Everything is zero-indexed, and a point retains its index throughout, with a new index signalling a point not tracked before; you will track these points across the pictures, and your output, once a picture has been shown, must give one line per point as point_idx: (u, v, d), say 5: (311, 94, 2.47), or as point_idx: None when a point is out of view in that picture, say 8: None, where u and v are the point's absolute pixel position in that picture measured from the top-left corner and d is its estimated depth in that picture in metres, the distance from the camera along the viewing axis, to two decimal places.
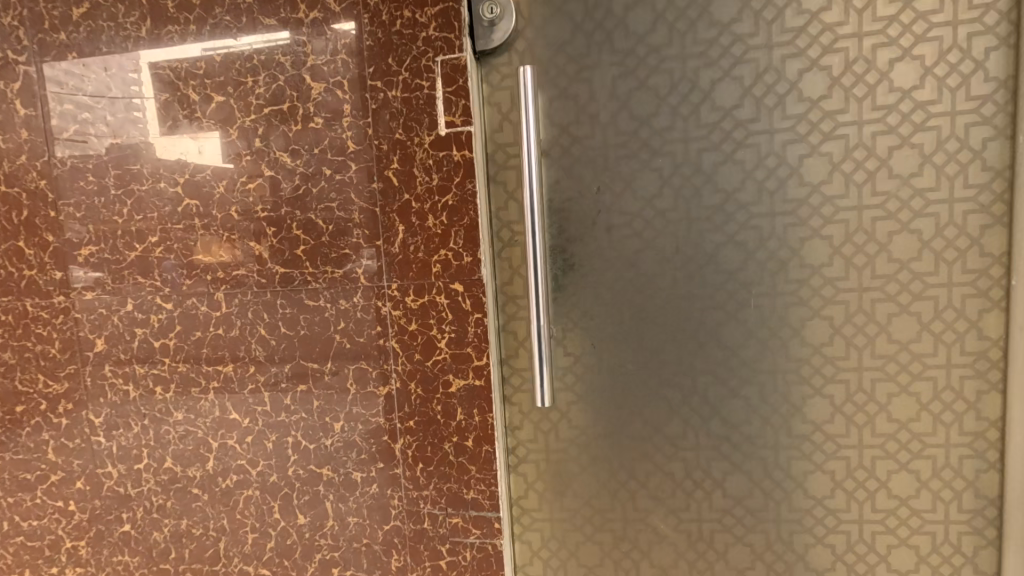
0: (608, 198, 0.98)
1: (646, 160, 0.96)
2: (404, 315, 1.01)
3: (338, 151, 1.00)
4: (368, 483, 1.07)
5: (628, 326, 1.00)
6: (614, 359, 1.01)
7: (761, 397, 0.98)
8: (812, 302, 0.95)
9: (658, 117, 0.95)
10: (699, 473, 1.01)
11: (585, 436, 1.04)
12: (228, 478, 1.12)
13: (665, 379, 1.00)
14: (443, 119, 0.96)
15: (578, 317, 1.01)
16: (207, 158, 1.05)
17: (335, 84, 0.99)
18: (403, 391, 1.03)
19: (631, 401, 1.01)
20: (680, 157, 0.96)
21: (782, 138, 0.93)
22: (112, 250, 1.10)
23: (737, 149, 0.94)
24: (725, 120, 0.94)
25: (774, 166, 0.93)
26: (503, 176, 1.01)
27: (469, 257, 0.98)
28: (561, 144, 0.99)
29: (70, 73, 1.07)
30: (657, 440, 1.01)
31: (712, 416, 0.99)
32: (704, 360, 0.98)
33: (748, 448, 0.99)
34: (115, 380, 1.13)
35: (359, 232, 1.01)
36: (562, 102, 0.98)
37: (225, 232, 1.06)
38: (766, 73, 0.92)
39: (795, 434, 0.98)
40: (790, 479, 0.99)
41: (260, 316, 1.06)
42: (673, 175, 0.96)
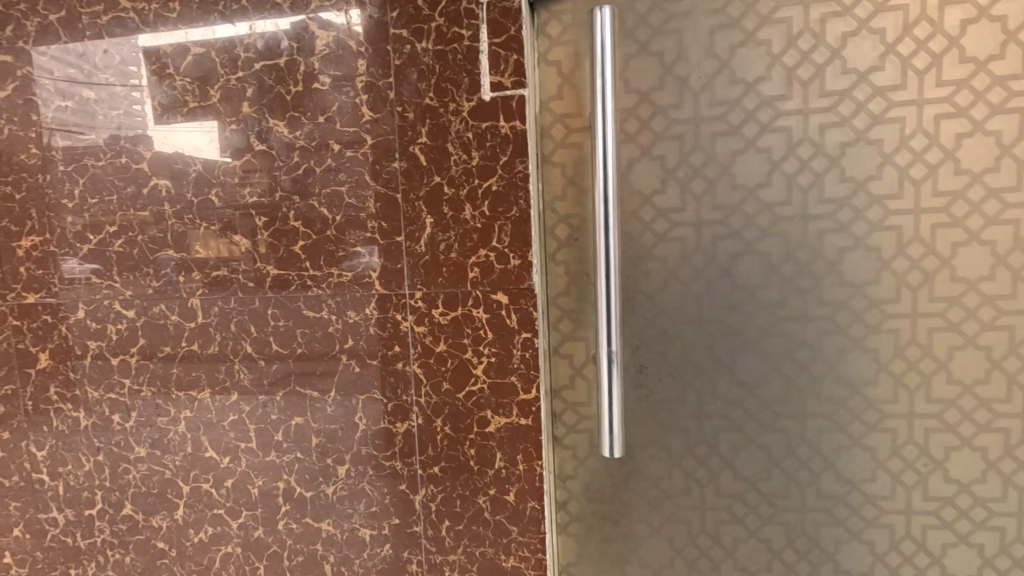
0: (698, 188, 0.76)
1: (750, 139, 0.74)
2: (430, 333, 0.79)
3: (349, 120, 0.78)
4: (378, 544, 0.84)
5: (718, 352, 0.78)
6: (698, 394, 0.79)
7: (890, 448, 0.76)
8: (964, 327, 0.73)
9: (769, 82, 0.73)
10: (803, 542, 0.79)
11: (657, 491, 0.81)
12: (202, 531, 0.89)
13: (764, 421, 0.78)
14: (488, 80, 0.74)
15: (654, 339, 0.79)
16: (182, 136, 0.82)
17: (347, 33, 0.76)
18: (426, 429, 0.81)
19: (719, 447, 0.79)
20: (795, 135, 0.73)
21: (935, 111, 0.70)
22: (60, 242, 0.87)
23: (873, 125, 0.71)
24: (859, 86, 0.71)
25: (923, 149, 0.71)
26: (560, 155, 0.78)
27: (517, 260, 0.76)
28: (637, 116, 0.77)
29: (9, 14, 0.84)
30: (751, 499, 0.80)
31: (824, 469, 0.78)
32: (817, 399, 0.77)
33: (869, 512, 0.77)
34: (62, 405, 0.90)
35: (375, 226, 0.79)
36: (640, 61, 0.75)
37: (202, 221, 0.83)
38: (916, 24, 0.69)
39: (933, 496, 0.76)
40: (923, 553, 0.77)
41: (245, 330, 0.84)
42: (785, 158, 0.74)
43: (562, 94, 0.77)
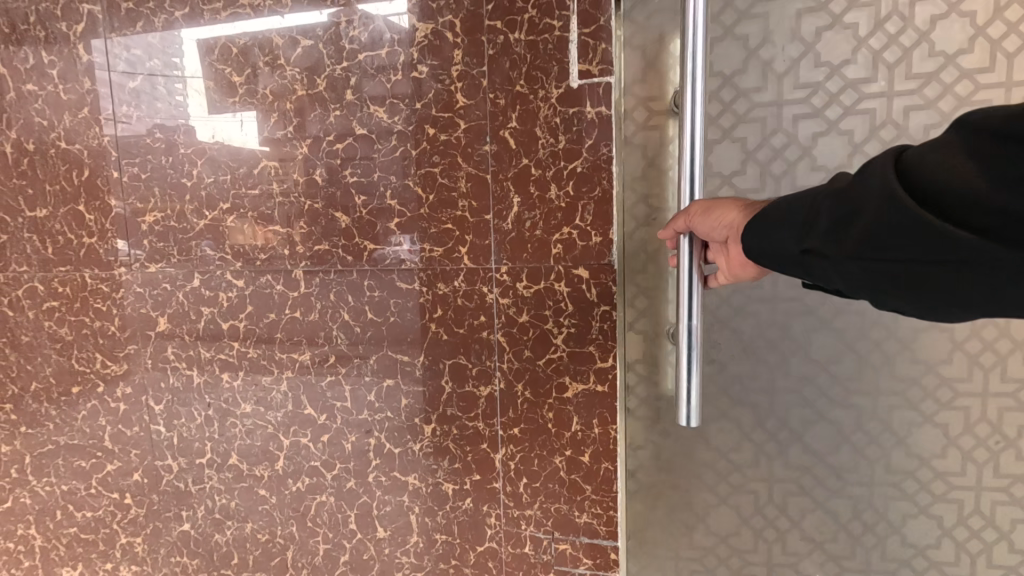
0: (778, 169, 0.78)
1: (832, 122, 0.75)
2: (514, 305, 0.86)
3: (445, 107, 0.84)
4: (460, 498, 0.92)
5: (792, 328, 0.80)
6: (771, 370, 0.81)
7: (962, 426, 0.75)
8: None
9: (854, 65, 0.74)
10: (870, 515, 0.80)
11: (726, 462, 0.84)
12: (300, 481, 0.99)
13: (836, 398, 0.79)
14: (577, 68, 0.79)
15: (729, 316, 0.82)
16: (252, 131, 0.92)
17: (445, 25, 0.83)
18: (507, 393, 0.88)
19: (789, 423, 0.81)
20: (879, 117, 0.74)
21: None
22: (180, 219, 0.97)
23: (959, 108, 0.71)
24: (947, 68, 0.71)
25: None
26: (640, 137, 0.79)
27: (599, 237, 0.81)
28: (719, 100, 0.80)
29: (140, 12, 0.94)
30: (819, 472, 0.81)
31: (894, 445, 0.78)
32: (890, 377, 0.77)
33: (939, 488, 0.77)
34: (178, 364, 1.01)
35: (465, 204, 0.85)
36: (725, 45, 0.79)
37: (307, 200, 0.91)
38: (1009, 6, 0.68)
39: (1005, 474, 0.75)
40: (991, 528, 0.77)
41: (344, 300, 0.92)
42: (869, 140, 0.74)
43: (645, 75, 0.77)
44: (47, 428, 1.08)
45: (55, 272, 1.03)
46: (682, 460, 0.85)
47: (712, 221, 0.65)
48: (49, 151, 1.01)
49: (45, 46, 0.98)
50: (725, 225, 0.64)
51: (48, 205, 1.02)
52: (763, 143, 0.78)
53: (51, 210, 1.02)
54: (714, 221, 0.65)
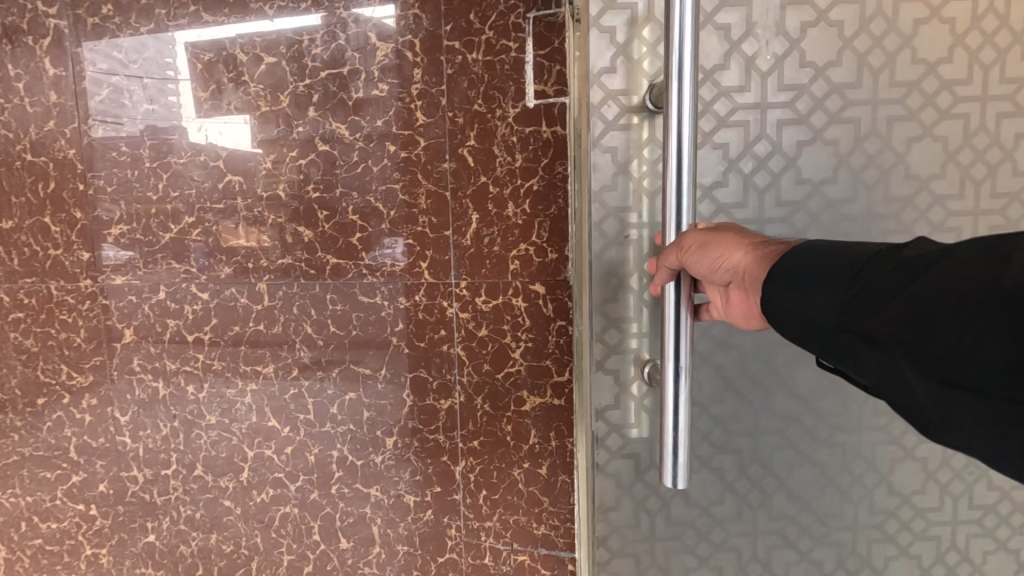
0: (761, 181, 0.70)
1: (819, 130, 0.69)
2: (473, 319, 0.87)
3: (405, 124, 0.85)
4: (421, 509, 0.93)
5: (776, 362, 0.74)
6: (754, 410, 0.75)
7: (940, 460, 0.76)
8: None
9: (838, 68, 0.68)
10: (854, 561, 0.78)
11: (707, 517, 0.78)
12: (264, 492, 0.99)
13: (821, 438, 0.75)
14: (533, 88, 0.81)
15: (709, 351, 0.73)
16: (234, 134, 0.92)
17: (405, 44, 0.84)
18: (467, 407, 0.89)
19: (772, 468, 0.76)
20: (864, 126, 0.68)
21: (998, 108, 0.68)
22: (145, 231, 0.98)
23: (938, 121, 0.68)
24: (928, 78, 0.68)
25: (988, 147, 0.69)
26: (608, 139, 0.70)
27: (555, 254, 0.83)
28: (698, 98, 0.69)
29: (105, 27, 0.95)
30: (804, 520, 0.77)
31: (877, 484, 0.76)
32: (873, 411, 0.74)
33: (918, 525, 0.77)
34: (143, 376, 1.02)
35: (425, 220, 0.87)
36: (706, 35, 0.67)
37: (271, 214, 0.92)
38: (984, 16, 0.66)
39: (977, 505, 0.77)
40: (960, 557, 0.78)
41: (307, 313, 0.93)
42: (854, 153, 0.69)
43: (617, 67, 0.69)
44: (12, 440, 1.08)
45: (20, 284, 1.03)
46: (660, 515, 0.78)
47: (707, 260, 0.52)
48: (15, 163, 1.01)
49: (10, 59, 0.98)
50: (726, 268, 0.51)
51: (14, 217, 1.02)
52: (750, 151, 0.69)
53: (17, 222, 1.02)
54: (709, 258, 0.52)
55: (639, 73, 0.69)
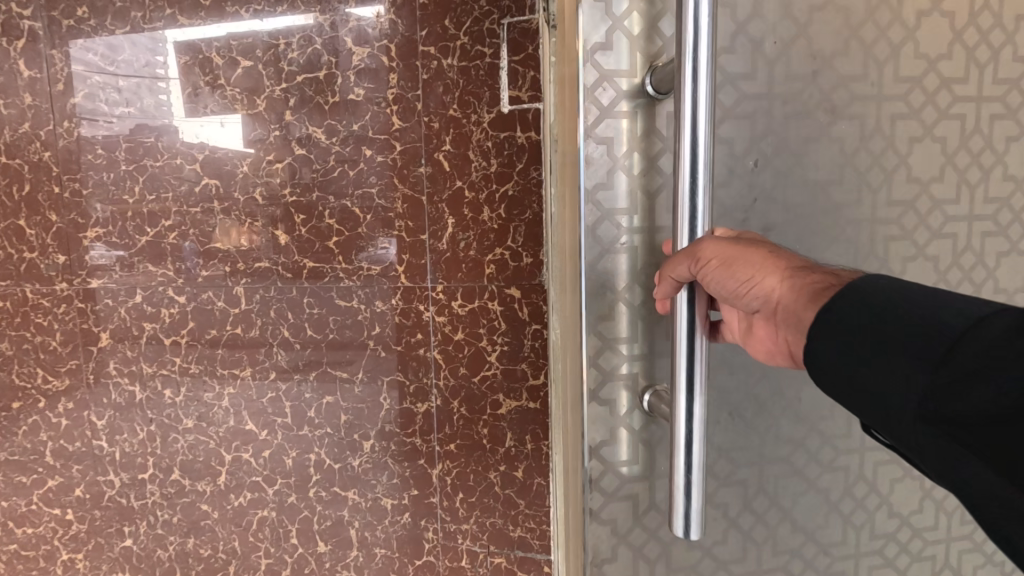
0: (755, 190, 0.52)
1: (827, 125, 0.52)
2: (449, 323, 0.87)
3: (381, 129, 0.86)
4: (399, 512, 0.93)
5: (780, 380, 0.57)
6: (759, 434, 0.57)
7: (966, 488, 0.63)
8: None
9: (846, 57, 0.52)
10: None
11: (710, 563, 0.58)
12: (242, 496, 0.99)
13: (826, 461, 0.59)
14: (507, 94, 0.81)
15: None
16: (227, 133, 0.91)
17: (381, 49, 0.84)
18: (443, 410, 0.89)
19: (777, 500, 0.58)
20: (869, 124, 0.53)
21: (991, 110, 0.56)
22: (121, 234, 0.97)
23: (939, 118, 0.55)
24: (930, 75, 0.54)
25: (982, 149, 0.56)
26: (605, 128, 0.50)
27: (530, 258, 0.84)
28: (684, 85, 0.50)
29: (80, 29, 0.94)
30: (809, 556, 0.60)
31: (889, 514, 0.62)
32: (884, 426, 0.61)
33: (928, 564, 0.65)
34: (120, 380, 1.01)
35: (401, 224, 0.87)
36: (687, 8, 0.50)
37: (248, 217, 0.92)
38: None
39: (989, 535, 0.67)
40: None
41: (284, 317, 0.93)
42: (859, 153, 0.53)
43: (611, 41, 0.49)
44: None
45: None
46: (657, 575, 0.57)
47: (731, 283, 0.38)
48: None
49: None
50: (755, 294, 0.38)
51: None
52: (760, 154, 0.52)
53: None
54: (732, 280, 0.38)
55: (637, 47, 0.49)
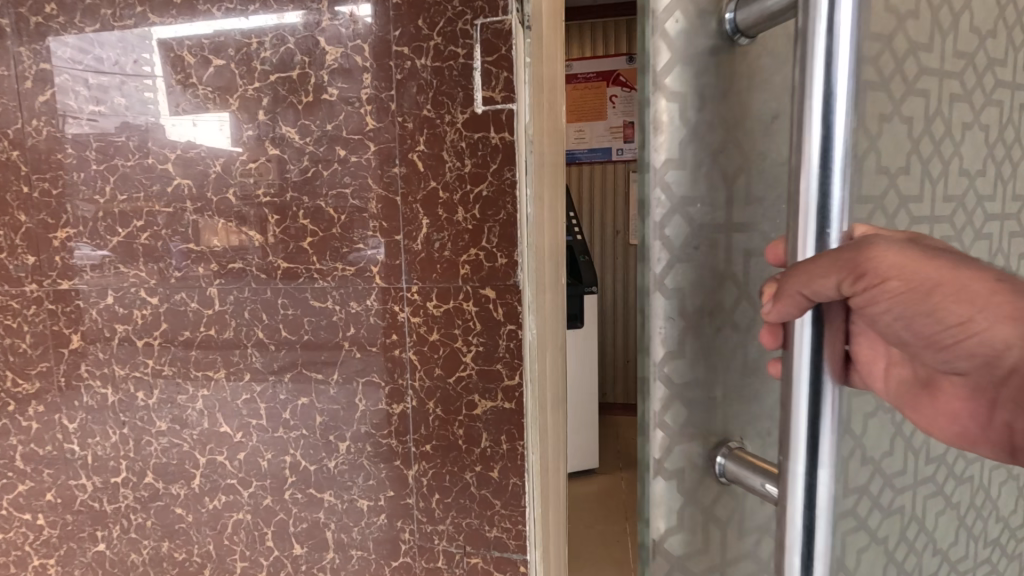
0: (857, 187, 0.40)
1: (898, 102, 0.42)
2: (424, 324, 0.87)
3: (355, 129, 0.85)
4: (375, 513, 0.93)
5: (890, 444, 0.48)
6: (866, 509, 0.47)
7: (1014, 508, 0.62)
8: None
9: (916, 20, 0.43)
10: None
11: None
12: (216, 498, 0.98)
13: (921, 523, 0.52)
14: (481, 95, 0.81)
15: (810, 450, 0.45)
16: (201, 132, 0.90)
17: (354, 48, 0.84)
18: (419, 411, 0.89)
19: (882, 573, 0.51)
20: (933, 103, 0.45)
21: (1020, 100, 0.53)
22: (92, 234, 0.96)
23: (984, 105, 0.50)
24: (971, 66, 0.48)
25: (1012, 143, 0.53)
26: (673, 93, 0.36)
27: (504, 258, 0.84)
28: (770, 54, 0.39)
29: (49, 26, 0.93)
30: None
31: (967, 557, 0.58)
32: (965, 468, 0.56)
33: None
34: (91, 382, 1.00)
35: (376, 225, 0.87)
36: None
37: (221, 218, 0.91)
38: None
39: None
40: None
41: (258, 318, 0.92)
42: (923, 138, 0.45)
43: None
44: None
45: None
46: None
47: (926, 324, 0.30)
48: None
49: None
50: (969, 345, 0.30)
51: None
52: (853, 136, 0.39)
53: None
54: (931, 324, 0.30)
55: None
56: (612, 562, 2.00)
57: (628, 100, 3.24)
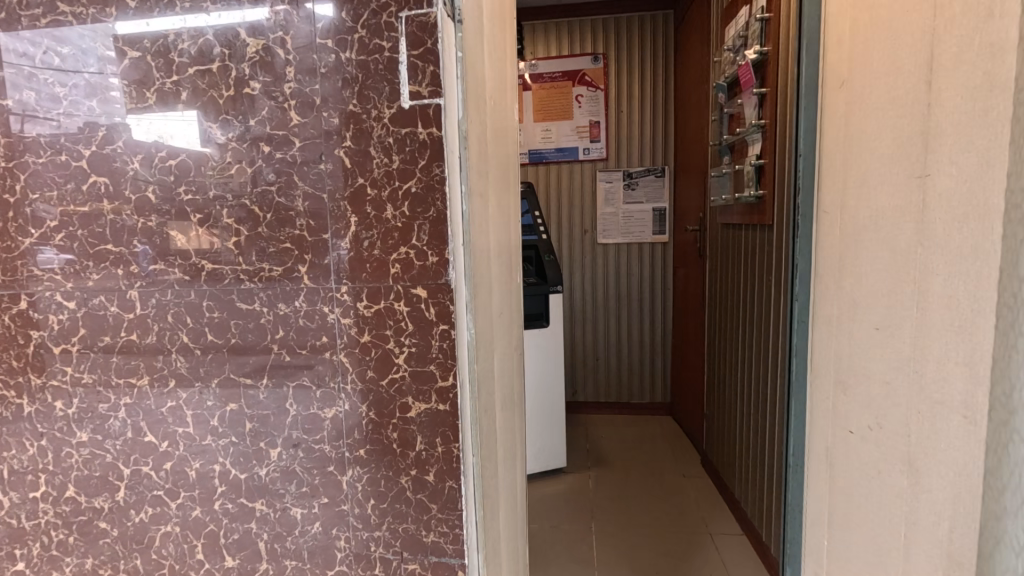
0: None
1: None
2: (355, 325, 0.85)
3: (279, 125, 0.82)
4: (309, 521, 0.90)
5: None
6: None
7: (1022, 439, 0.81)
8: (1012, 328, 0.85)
9: None
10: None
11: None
12: (143, 511, 0.94)
13: None
14: (407, 89, 0.79)
15: None
16: (119, 127, 0.86)
17: (277, 41, 0.81)
18: (352, 415, 0.87)
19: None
20: None
21: None
22: (2, 236, 0.91)
23: None
24: None
25: None
26: None
27: (435, 257, 0.82)
28: None
29: None
30: None
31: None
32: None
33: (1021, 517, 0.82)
34: (6, 392, 0.94)
35: (303, 224, 0.84)
36: None
37: (140, 217, 0.87)
38: None
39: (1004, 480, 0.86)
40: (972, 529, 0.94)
41: (182, 322, 0.88)
42: None
43: None
44: None
45: None
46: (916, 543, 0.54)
47: None
48: None
49: None
50: None
51: None
52: None
53: None
54: None
55: None
56: (574, 560, 2.00)
57: (594, 100, 3.25)
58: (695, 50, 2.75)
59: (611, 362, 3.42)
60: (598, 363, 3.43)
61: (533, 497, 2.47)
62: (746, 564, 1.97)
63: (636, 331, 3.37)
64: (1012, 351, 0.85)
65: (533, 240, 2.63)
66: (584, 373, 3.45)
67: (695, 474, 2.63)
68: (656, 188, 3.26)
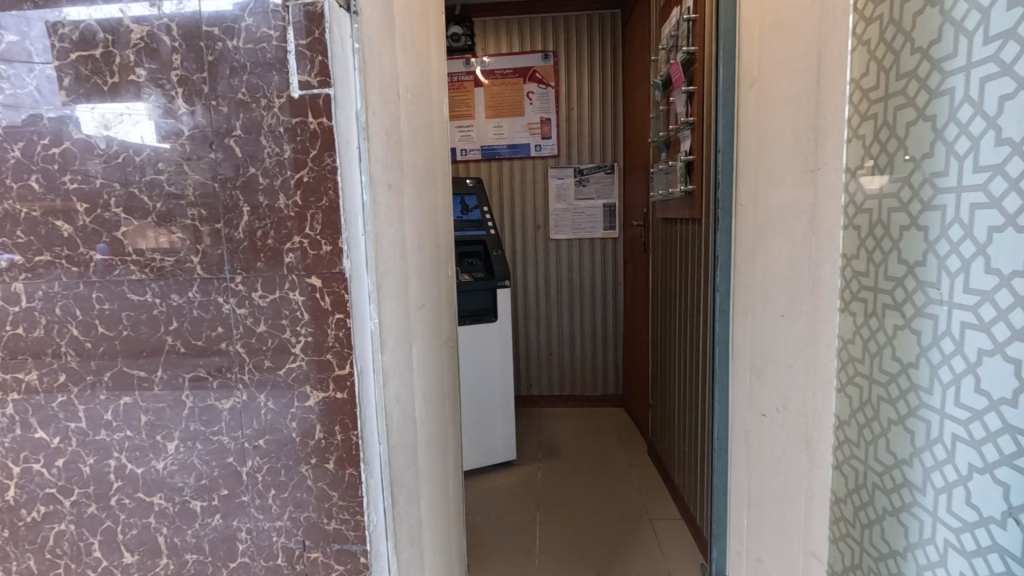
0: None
1: None
2: (250, 315, 0.84)
3: (167, 113, 0.81)
4: (209, 514, 0.89)
5: None
6: None
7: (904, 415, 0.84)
8: (889, 308, 0.86)
9: None
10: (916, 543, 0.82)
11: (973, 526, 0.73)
12: (35, 510, 0.91)
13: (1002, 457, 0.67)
14: (297, 78, 0.79)
15: None
16: None
17: (162, 28, 0.80)
18: (250, 405, 0.86)
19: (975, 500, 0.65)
20: None
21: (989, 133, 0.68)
22: None
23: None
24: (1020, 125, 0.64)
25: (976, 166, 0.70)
26: None
27: (329, 246, 0.82)
28: None
29: None
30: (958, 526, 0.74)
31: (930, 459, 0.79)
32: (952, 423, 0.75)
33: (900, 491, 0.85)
34: None
35: (194, 213, 0.83)
36: None
37: (23, 207, 0.85)
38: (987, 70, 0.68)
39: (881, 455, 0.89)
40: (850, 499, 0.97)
41: (70, 314, 0.86)
42: None
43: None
44: None
45: None
46: None
47: None
48: None
49: None
50: None
51: None
52: None
53: None
54: None
55: None
56: (515, 549, 2.04)
57: (544, 97, 3.29)
58: (639, 51, 2.82)
59: (565, 355, 3.47)
60: (552, 356, 3.48)
61: (481, 490, 2.49)
62: (682, 551, 2.01)
63: (589, 325, 3.44)
64: (888, 334, 0.86)
65: (481, 235, 2.65)
66: (539, 366, 3.49)
67: (639, 464, 2.70)
68: (606, 184, 3.32)
